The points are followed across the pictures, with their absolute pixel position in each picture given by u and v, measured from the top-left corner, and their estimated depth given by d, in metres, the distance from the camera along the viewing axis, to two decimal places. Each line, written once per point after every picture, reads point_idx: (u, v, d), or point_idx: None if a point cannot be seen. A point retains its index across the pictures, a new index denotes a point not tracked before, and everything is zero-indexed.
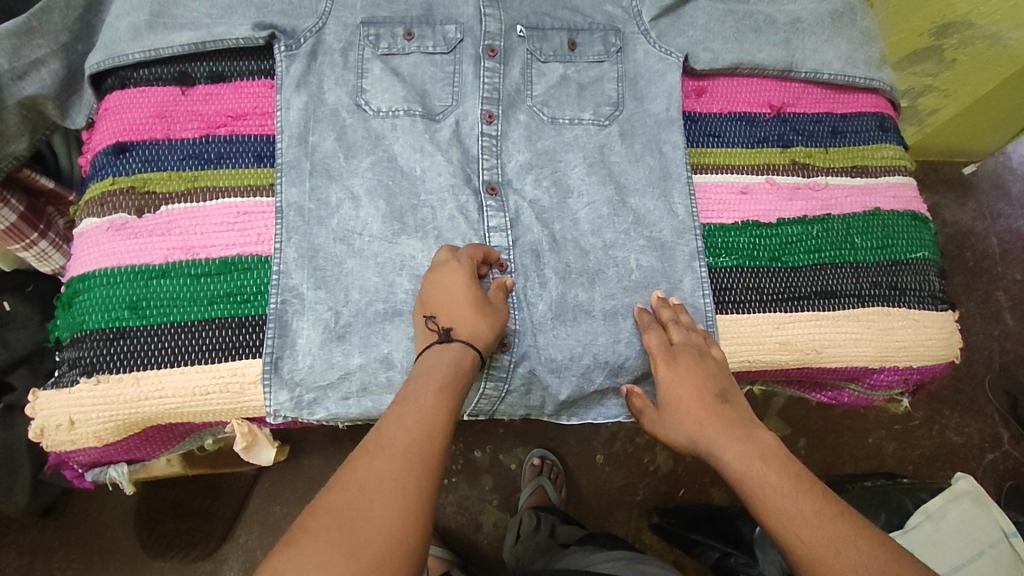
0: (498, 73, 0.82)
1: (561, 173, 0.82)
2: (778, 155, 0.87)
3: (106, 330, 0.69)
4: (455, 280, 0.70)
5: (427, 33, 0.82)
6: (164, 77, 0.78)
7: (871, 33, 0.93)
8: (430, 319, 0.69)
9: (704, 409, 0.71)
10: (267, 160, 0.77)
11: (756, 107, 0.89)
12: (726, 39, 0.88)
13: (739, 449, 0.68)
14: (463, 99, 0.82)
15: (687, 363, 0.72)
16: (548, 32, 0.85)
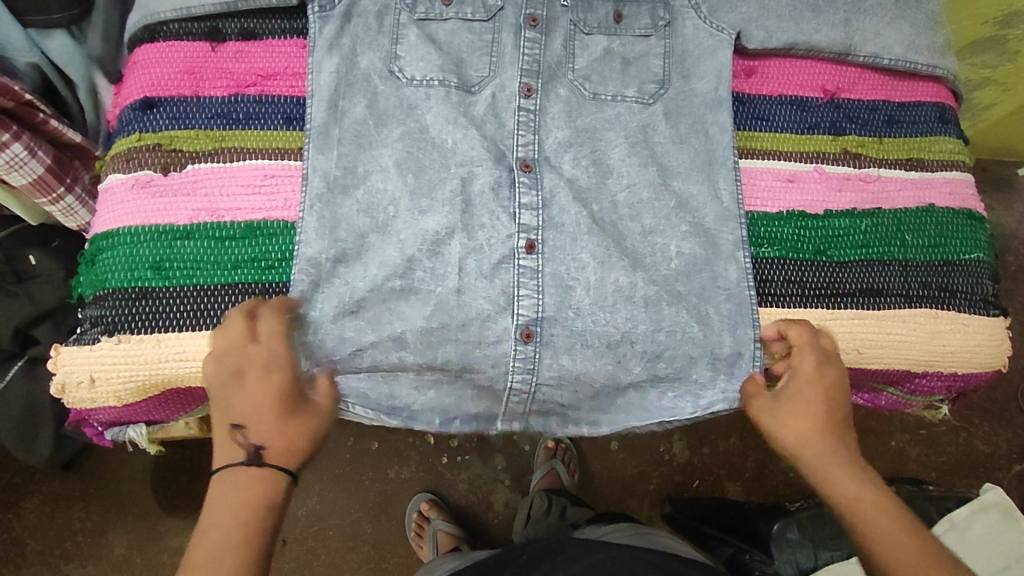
0: (538, 44, 0.80)
1: (602, 151, 0.79)
2: (830, 143, 0.83)
3: (128, 290, 0.68)
4: (259, 390, 0.65)
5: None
6: (194, 32, 0.77)
7: (937, 18, 0.88)
8: (234, 430, 0.65)
9: (824, 423, 0.71)
10: (297, 123, 0.75)
11: (809, 91, 0.85)
12: (782, 16, 0.83)
13: (854, 474, 0.69)
14: (501, 69, 0.79)
15: (830, 380, 0.72)
16: (593, 3, 0.82)
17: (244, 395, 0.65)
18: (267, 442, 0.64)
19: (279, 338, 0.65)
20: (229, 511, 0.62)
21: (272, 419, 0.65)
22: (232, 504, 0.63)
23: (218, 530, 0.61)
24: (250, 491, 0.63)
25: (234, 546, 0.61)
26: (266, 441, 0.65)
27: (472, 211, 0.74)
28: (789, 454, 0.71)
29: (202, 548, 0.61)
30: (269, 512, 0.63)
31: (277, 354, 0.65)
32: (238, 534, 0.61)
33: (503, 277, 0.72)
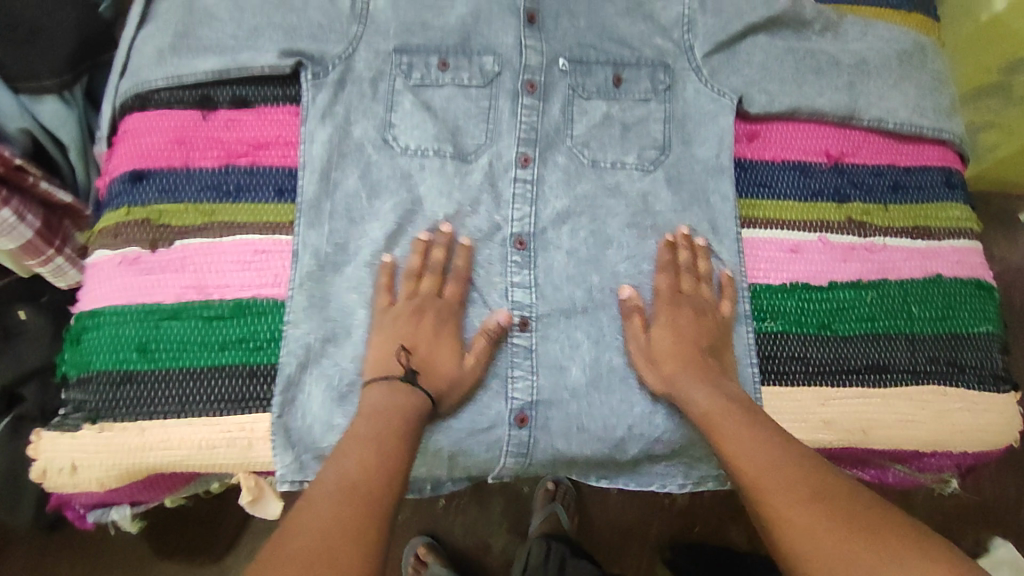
0: (535, 110, 0.82)
1: (600, 220, 0.79)
2: (834, 210, 0.81)
3: (113, 373, 0.66)
4: (435, 325, 0.70)
5: (463, 65, 0.82)
6: (186, 100, 0.76)
7: (940, 79, 0.88)
8: (403, 353, 0.67)
9: (685, 358, 0.70)
10: (288, 195, 0.74)
11: (812, 155, 0.83)
12: (784, 80, 0.84)
13: (708, 391, 0.67)
14: (499, 136, 0.81)
15: (684, 312, 0.73)
16: (591, 67, 0.84)
17: (420, 326, 0.69)
18: (428, 364, 0.68)
19: (449, 283, 0.73)
20: (391, 419, 0.61)
21: (450, 355, 0.69)
22: (391, 412, 0.62)
23: (367, 437, 0.59)
24: (409, 401, 0.63)
25: (388, 456, 0.58)
26: (446, 359, 0.69)
27: (420, 292, 0.71)
28: (716, 436, 0.63)
29: (314, 497, 0.53)
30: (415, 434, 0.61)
31: (453, 305, 0.72)
32: (369, 467, 0.56)
33: (497, 354, 0.72)
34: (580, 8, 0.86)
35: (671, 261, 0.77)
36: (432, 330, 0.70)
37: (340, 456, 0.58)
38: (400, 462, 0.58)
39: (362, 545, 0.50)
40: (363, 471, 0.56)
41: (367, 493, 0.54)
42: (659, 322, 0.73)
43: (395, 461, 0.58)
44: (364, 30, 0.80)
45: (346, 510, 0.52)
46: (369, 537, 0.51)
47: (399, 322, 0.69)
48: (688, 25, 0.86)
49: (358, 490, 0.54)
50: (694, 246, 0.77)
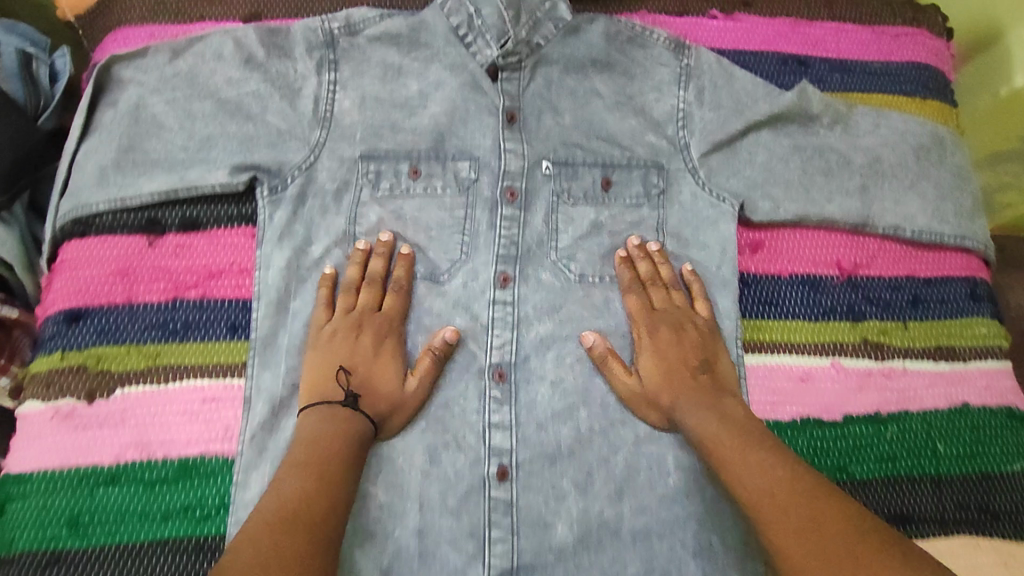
0: (517, 221, 0.77)
1: (589, 343, 0.75)
2: (848, 331, 0.74)
3: (40, 553, 0.59)
4: (374, 344, 0.68)
5: (436, 171, 0.77)
6: (130, 223, 0.69)
7: (962, 175, 0.81)
8: (343, 373, 0.65)
9: (679, 385, 0.69)
10: (242, 331, 0.67)
11: (822, 267, 0.76)
12: (789, 185, 0.78)
13: (701, 413, 0.66)
14: (475, 252, 0.76)
15: (664, 335, 0.72)
16: (579, 169, 0.79)
17: (362, 341, 0.68)
18: (373, 377, 0.67)
19: (389, 295, 0.71)
20: (325, 447, 0.60)
21: (394, 372, 0.68)
22: (329, 439, 0.61)
23: (305, 466, 0.58)
24: (355, 427, 0.63)
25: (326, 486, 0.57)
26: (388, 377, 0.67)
27: (362, 309, 0.69)
28: (716, 460, 0.62)
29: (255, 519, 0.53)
30: (356, 462, 0.61)
31: (393, 319, 0.70)
32: (311, 491, 0.56)
33: (471, 512, 0.67)
34: (564, 104, 0.81)
35: (649, 275, 0.76)
36: (370, 351, 0.68)
37: (280, 486, 0.57)
38: (331, 494, 0.56)
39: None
40: (303, 504, 0.55)
41: (306, 527, 0.53)
42: (652, 333, 0.72)
43: (329, 492, 0.57)
44: (328, 135, 0.74)
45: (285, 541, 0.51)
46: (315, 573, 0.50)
47: (339, 341, 0.67)
48: (683, 120, 0.81)
49: (296, 521, 0.53)
50: (651, 255, 0.76)
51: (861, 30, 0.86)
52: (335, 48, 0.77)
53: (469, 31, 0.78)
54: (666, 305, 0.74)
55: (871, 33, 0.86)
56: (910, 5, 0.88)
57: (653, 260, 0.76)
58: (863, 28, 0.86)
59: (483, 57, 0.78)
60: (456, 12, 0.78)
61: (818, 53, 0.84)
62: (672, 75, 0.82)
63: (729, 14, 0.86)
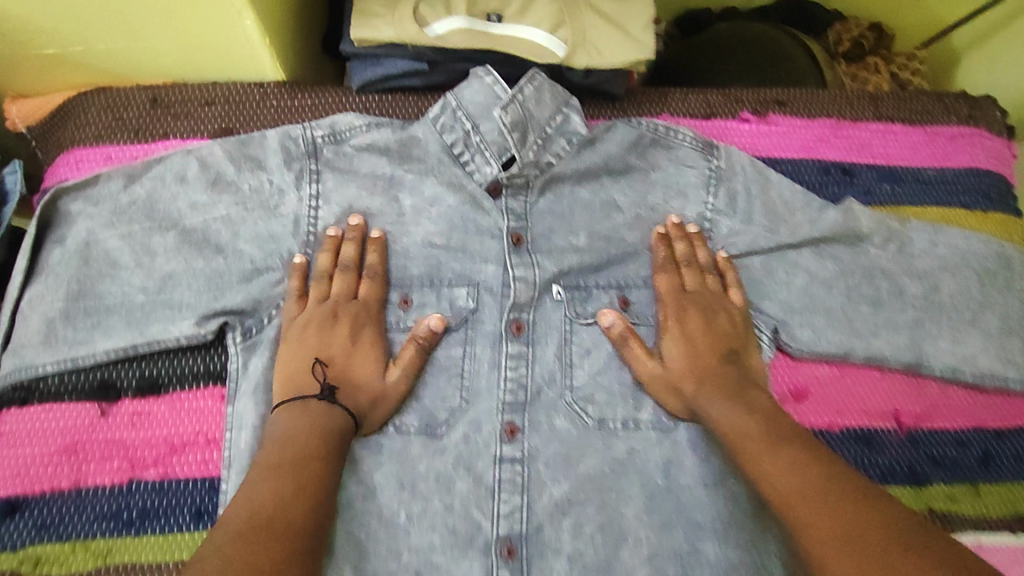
0: (524, 357, 0.68)
1: (612, 505, 0.65)
2: (912, 497, 0.68)
3: None
4: (350, 336, 0.63)
5: (429, 300, 0.68)
6: (80, 388, 0.61)
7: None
8: (320, 367, 0.61)
9: (706, 375, 0.66)
10: (207, 519, 0.59)
11: (880, 419, 0.71)
12: (830, 314, 0.71)
13: (727, 406, 0.63)
14: (475, 400, 0.67)
15: (694, 322, 0.68)
16: (593, 291, 0.71)
17: (337, 335, 0.63)
18: (344, 368, 0.62)
19: (364, 283, 0.66)
20: (301, 443, 0.56)
21: (373, 364, 0.63)
22: (303, 436, 0.56)
23: (276, 466, 0.54)
24: (339, 423, 0.59)
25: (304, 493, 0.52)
26: (368, 366, 0.63)
27: (339, 299, 0.64)
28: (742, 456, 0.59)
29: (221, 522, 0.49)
30: (334, 460, 0.56)
31: (371, 307, 0.65)
32: (283, 486, 0.52)
33: None
34: (579, 218, 0.72)
35: (684, 255, 0.71)
36: (345, 341, 0.63)
37: (248, 488, 0.52)
38: (306, 493, 0.52)
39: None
40: (273, 502, 0.51)
41: (276, 524, 0.49)
42: (684, 320, 0.69)
43: (303, 490, 0.52)
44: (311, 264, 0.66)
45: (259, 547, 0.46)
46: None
47: (313, 330, 0.63)
48: (710, 231, 0.73)
49: (264, 520, 0.49)
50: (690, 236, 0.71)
51: (912, 131, 0.79)
52: (317, 158, 0.67)
53: (466, 149, 0.69)
54: (700, 292, 0.70)
55: (923, 134, 0.79)
56: (964, 100, 0.80)
57: (687, 244, 0.71)
58: (914, 129, 0.79)
59: (482, 175, 0.69)
60: (449, 128, 0.69)
61: (863, 159, 0.77)
62: (700, 178, 0.73)
63: (763, 114, 0.78)
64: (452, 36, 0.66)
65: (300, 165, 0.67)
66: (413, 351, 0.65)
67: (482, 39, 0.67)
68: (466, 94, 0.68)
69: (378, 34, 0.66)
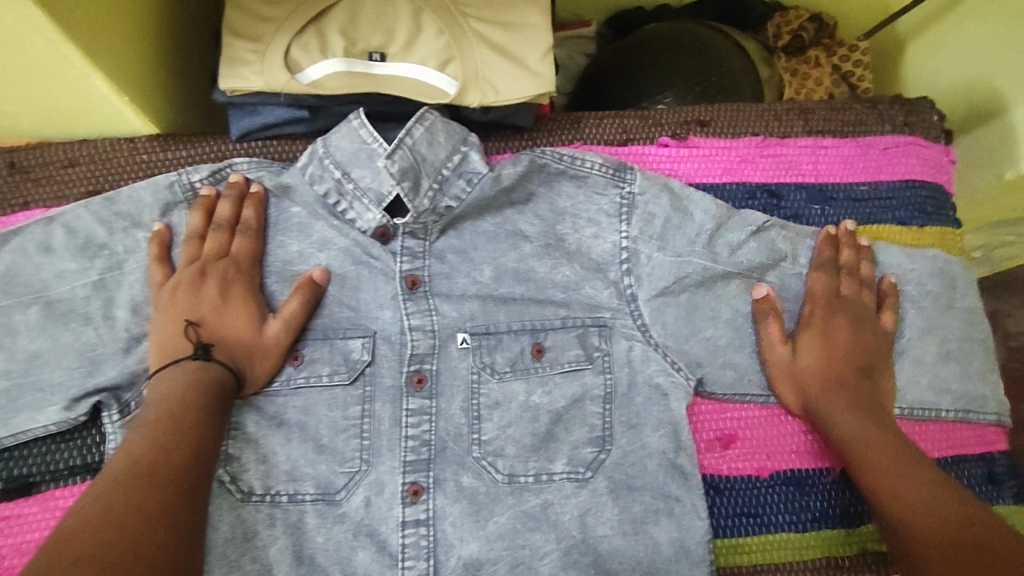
0: (428, 412, 0.62)
1: (525, 562, 0.61)
2: (844, 541, 0.64)
3: None
4: (221, 291, 0.61)
5: (321, 354, 0.63)
6: None
7: (970, 316, 0.69)
8: (191, 328, 0.59)
9: (841, 382, 0.63)
10: None
11: (809, 456, 0.66)
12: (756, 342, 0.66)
13: (859, 420, 0.61)
14: (376, 460, 0.61)
15: (841, 334, 0.65)
16: (504, 337, 0.65)
17: (208, 294, 0.60)
18: (214, 321, 0.60)
19: (237, 238, 0.63)
20: (177, 400, 0.53)
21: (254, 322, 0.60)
22: (181, 391, 0.54)
23: (159, 421, 0.52)
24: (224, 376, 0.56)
25: (178, 445, 0.51)
26: (244, 315, 0.60)
27: (215, 270, 0.61)
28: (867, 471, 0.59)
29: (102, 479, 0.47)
30: (217, 407, 0.55)
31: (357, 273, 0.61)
32: (163, 438, 0.50)
33: None
34: (483, 251, 0.67)
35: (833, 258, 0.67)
36: (217, 298, 0.60)
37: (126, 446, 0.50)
38: (189, 440, 0.51)
39: (167, 535, 0.44)
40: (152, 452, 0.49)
41: (157, 470, 0.48)
42: (800, 352, 0.64)
43: (185, 439, 0.51)
44: None
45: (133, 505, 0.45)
46: (178, 528, 0.45)
47: (183, 293, 0.60)
48: (628, 260, 0.65)
49: (142, 472, 0.47)
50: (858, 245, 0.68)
51: (844, 144, 0.75)
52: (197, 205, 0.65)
53: (341, 198, 0.65)
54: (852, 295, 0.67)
55: (856, 147, 0.75)
56: (900, 105, 0.76)
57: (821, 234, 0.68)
58: (846, 142, 0.74)
59: (364, 222, 0.65)
60: (319, 177, 0.65)
61: (791, 179, 0.73)
62: (611, 206, 0.66)
63: (684, 137, 0.73)
64: (328, 82, 0.62)
65: (177, 211, 0.64)
66: (295, 295, 0.62)
67: (360, 82, 0.63)
68: (333, 141, 0.64)
69: (248, 85, 0.62)
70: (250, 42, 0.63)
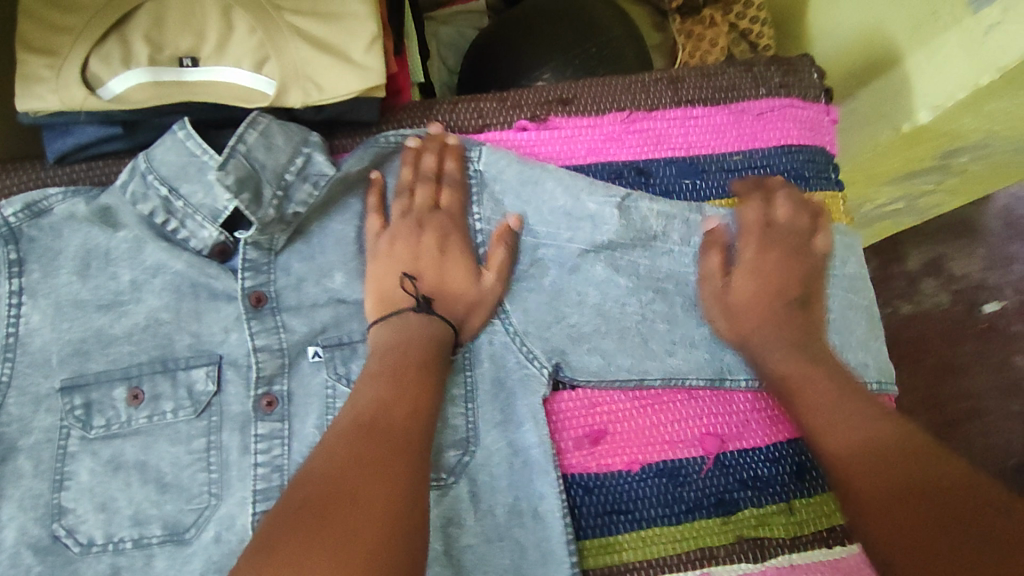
0: (279, 435, 0.59)
1: None
2: (718, 530, 0.62)
3: None
4: (439, 243, 0.62)
5: (163, 389, 0.59)
6: None
7: (851, 283, 0.67)
8: (407, 280, 0.60)
9: (772, 309, 0.62)
10: None
11: (684, 444, 0.63)
12: (624, 333, 0.63)
13: (791, 351, 0.60)
14: (225, 493, 0.57)
15: (778, 254, 0.64)
16: (359, 347, 0.62)
17: (426, 244, 0.61)
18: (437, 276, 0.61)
19: None
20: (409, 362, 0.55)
21: (466, 273, 0.61)
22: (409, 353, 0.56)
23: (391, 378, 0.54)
24: (385, 341, 0.57)
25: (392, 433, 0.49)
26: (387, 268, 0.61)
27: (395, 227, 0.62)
28: (799, 407, 0.58)
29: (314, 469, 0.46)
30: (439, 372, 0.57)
31: (455, 215, 0.63)
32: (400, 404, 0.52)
33: None
34: (332, 256, 0.63)
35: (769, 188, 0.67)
36: (434, 253, 0.61)
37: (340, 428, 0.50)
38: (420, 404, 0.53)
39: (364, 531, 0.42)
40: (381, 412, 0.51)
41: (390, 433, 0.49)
42: (732, 283, 0.63)
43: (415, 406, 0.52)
44: (13, 370, 0.57)
45: (355, 524, 0.42)
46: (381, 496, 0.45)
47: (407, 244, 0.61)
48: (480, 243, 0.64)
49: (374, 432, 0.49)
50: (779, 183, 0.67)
51: (717, 112, 0.71)
52: (18, 242, 0.59)
53: (170, 216, 0.60)
54: (787, 220, 0.65)
55: (729, 114, 0.71)
56: (776, 66, 0.72)
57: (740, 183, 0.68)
58: (718, 110, 0.70)
59: (199, 240, 0.60)
60: (142, 196, 0.59)
61: (660, 154, 0.69)
62: None
63: (544, 119, 0.69)
64: (136, 95, 0.57)
65: None
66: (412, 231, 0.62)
67: (171, 93, 0.57)
68: (156, 156, 0.59)
69: (44, 105, 0.56)
70: (43, 56, 0.56)
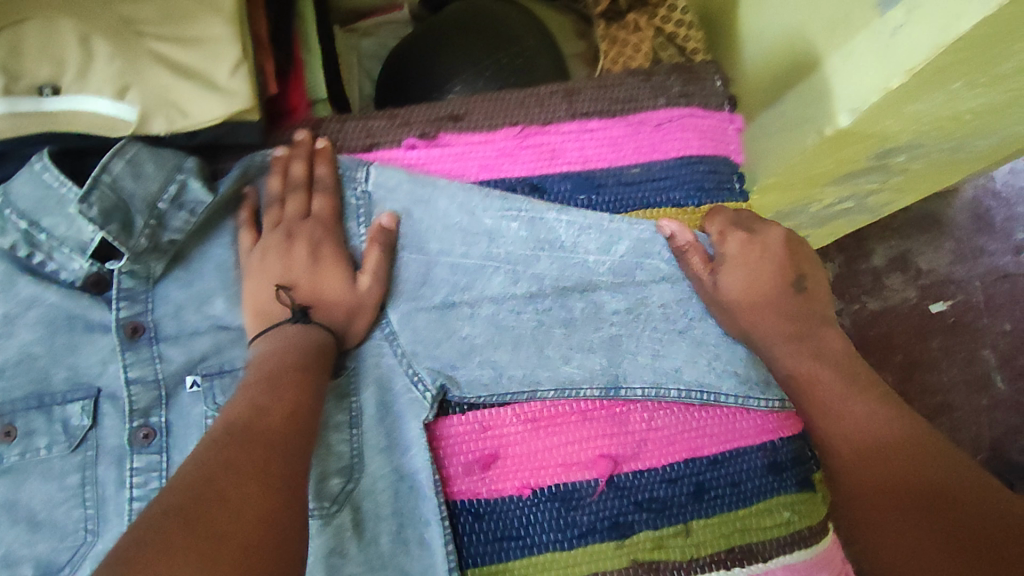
0: (158, 466, 0.58)
1: None
2: (612, 555, 0.61)
3: None
4: (311, 253, 0.59)
5: (36, 426, 0.57)
6: None
7: (812, 279, 0.65)
8: (282, 291, 0.58)
9: (767, 293, 0.62)
10: None
11: (579, 466, 0.62)
12: (518, 345, 0.63)
13: (795, 345, 0.61)
14: (102, 528, 0.57)
15: (770, 238, 0.64)
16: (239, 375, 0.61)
17: (297, 252, 0.59)
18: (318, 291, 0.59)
19: None
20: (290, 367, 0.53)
21: (342, 276, 0.59)
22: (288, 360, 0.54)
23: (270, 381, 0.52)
24: (261, 355, 0.55)
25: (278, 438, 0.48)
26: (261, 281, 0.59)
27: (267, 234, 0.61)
28: (809, 400, 0.60)
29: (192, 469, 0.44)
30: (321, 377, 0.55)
31: (325, 220, 0.61)
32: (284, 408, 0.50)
33: None
34: (212, 283, 0.62)
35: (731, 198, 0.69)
36: (307, 263, 0.59)
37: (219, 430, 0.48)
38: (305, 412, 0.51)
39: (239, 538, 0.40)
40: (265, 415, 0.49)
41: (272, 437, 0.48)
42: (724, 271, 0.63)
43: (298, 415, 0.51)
44: None
45: (227, 532, 0.40)
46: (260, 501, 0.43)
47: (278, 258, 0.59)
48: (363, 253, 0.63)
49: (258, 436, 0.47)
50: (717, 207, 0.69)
51: (615, 124, 0.69)
52: None
53: (35, 250, 0.58)
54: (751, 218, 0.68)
55: (626, 126, 0.69)
56: (678, 75, 0.71)
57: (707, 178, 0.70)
58: (616, 122, 0.69)
59: (69, 273, 0.59)
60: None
61: (556, 169, 0.68)
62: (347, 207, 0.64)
63: (434, 136, 0.67)
64: None
65: None
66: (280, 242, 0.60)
67: (28, 124, 0.54)
68: (14, 189, 0.56)
69: None
70: None
